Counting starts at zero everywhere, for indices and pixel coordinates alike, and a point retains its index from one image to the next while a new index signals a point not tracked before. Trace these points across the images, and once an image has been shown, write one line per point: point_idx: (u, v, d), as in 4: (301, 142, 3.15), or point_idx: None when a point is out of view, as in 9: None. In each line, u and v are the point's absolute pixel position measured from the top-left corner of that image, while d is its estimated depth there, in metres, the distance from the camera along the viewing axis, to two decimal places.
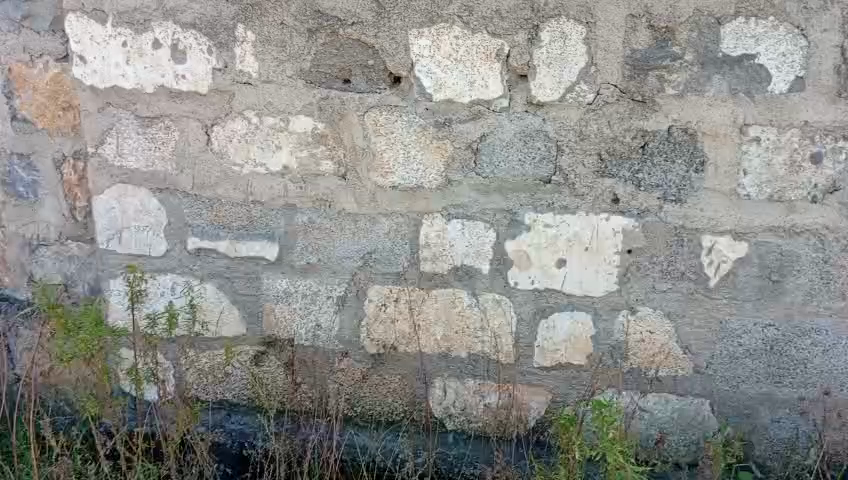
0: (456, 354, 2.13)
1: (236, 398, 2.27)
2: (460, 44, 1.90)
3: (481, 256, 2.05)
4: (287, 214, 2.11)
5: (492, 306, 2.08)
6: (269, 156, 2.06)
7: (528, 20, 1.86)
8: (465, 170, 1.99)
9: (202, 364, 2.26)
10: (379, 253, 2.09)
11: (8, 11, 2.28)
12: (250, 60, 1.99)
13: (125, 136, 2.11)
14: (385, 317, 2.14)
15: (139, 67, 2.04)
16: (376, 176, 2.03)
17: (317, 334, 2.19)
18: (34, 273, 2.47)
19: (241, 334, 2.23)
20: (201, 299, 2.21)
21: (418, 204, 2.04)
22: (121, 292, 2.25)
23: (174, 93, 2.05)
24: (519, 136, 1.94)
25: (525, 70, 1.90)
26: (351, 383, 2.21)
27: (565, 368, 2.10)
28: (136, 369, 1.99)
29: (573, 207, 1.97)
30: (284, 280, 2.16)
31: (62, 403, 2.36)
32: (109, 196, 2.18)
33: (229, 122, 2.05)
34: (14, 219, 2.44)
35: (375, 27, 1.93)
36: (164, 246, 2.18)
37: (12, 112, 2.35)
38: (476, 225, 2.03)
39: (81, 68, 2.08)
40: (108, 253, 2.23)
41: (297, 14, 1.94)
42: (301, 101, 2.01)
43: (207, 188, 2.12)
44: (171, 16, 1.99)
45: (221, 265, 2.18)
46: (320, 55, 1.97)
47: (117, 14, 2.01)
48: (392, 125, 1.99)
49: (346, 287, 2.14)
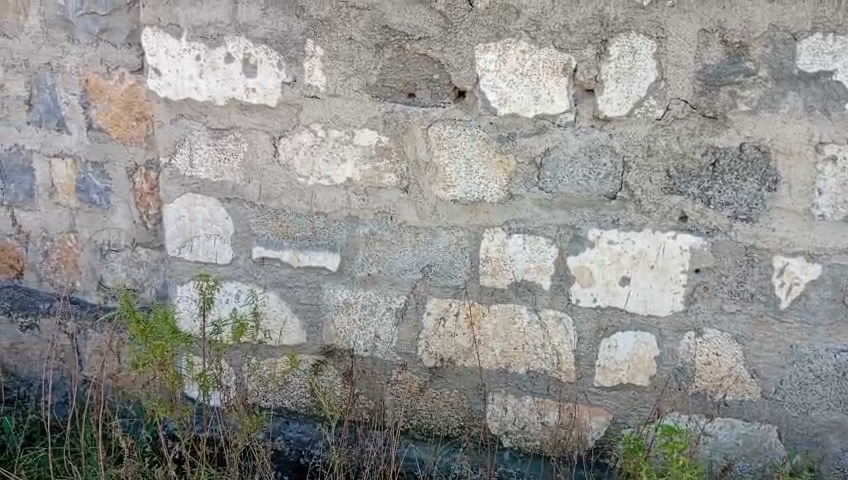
0: (515, 371, 2.11)
1: (294, 406, 2.30)
2: (527, 58, 1.89)
3: (542, 272, 2.03)
4: (349, 225, 2.13)
5: (553, 323, 2.05)
6: (334, 169, 2.09)
7: (597, 35, 1.84)
8: (528, 185, 1.98)
9: (263, 372, 2.30)
10: (439, 266, 2.09)
11: (87, 25, 2.36)
12: (319, 75, 2.03)
13: (196, 147, 2.18)
14: (443, 331, 2.14)
15: (211, 80, 2.09)
16: (438, 189, 2.04)
17: (376, 345, 2.20)
18: (104, 277, 2.57)
19: (301, 343, 2.26)
20: (264, 307, 2.26)
21: (480, 218, 2.04)
22: (188, 298, 2.30)
23: (244, 105, 2.10)
24: (585, 151, 1.93)
25: (592, 85, 1.88)
26: (408, 396, 2.21)
27: (626, 389, 2.05)
28: (204, 374, 2.04)
29: (639, 224, 1.94)
30: (344, 291, 2.19)
31: (128, 406, 2.43)
32: (179, 205, 2.24)
33: (296, 135, 2.09)
34: (87, 225, 2.54)
35: (442, 42, 1.94)
36: (230, 254, 2.24)
37: (89, 122, 2.45)
38: (538, 239, 2.01)
39: (156, 80, 2.15)
40: (176, 260, 2.29)
41: (365, 29, 1.97)
42: (366, 115, 2.04)
43: (273, 199, 2.16)
44: (244, 32, 2.04)
45: (284, 274, 2.21)
46: (386, 69, 2.00)
47: (192, 29, 2.08)
48: (456, 138, 1.99)
49: (405, 300, 2.14)
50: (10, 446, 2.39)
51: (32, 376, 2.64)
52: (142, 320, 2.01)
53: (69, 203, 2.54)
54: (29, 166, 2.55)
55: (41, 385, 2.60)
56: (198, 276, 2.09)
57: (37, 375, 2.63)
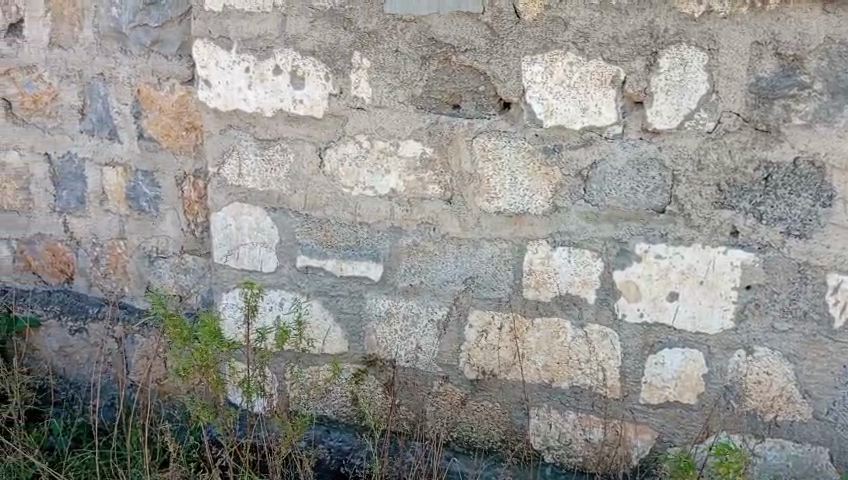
0: (558, 385, 2.09)
1: (335, 414, 2.31)
2: (574, 70, 1.88)
3: (587, 286, 2.00)
4: (392, 236, 2.14)
5: (597, 337, 2.03)
6: (378, 179, 2.10)
7: (647, 47, 1.82)
8: (574, 198, 1.96)
9: (305, 380, 2.31)
10: (482, 278, 2.09)
11: (139, 37, 2.42)
12: (365, 87, 2.04)
13: (243, 157, 2.21)
14: (486, 344, 2.12)
15: (259, 91, 2.13)
16: (482, 201, 2.03)
17: (418, 356, 2.20)
18: (151, 283, 2.62)
19: (343, 352, 2.27)
20: (308, 316, 2.27)
21: (524, 230, 2.02)
22: (234, 305, 2.33)
23: (291, 116, 2.13)
24: (633, 164, 1.90)
25: (641, 97, 1.86)
26: (449, 408, 2.20)
27: (672, 406, 2.01)
28: (248, 380, 2.07)
29: (688, 239, 1.90)
30: (386, 301, 2.19)
31: (173, 411, 2.47)
32: (226, 214, 2.28)
33: (341, 146, 2.11)
34: (136, 232, 2.60)
35: (488, 54, 1.94)
36: (275, 262, 2.26)
37: (140, 131, 2.51)
38: (583, 253, 1.99)
39: (206, 92, 2.19)
40: (222, 268, 2.32)
41: (412, 41, 1.98)
42: (411, 126, 2.04)
43: (318, 209, 2.18)
44: (292, 44, 2.07)
45: (327, 284, 2.23)
46: (432, 81, 2.00)
47: (242, 42, 2.11)
48: (501, 150, 1.98)
49: (447, 311, 2.14)
50: (58, 447, 2.46)
51: (81, 379, 2.70)
52: (180, 323, 2.07)
53: (119, 210, 2.60)
54: (81, 174, 2.62)
55: (90, 388, 2.67)
56: (243, 283, 2.13)
57: (85, 378, 2.69)
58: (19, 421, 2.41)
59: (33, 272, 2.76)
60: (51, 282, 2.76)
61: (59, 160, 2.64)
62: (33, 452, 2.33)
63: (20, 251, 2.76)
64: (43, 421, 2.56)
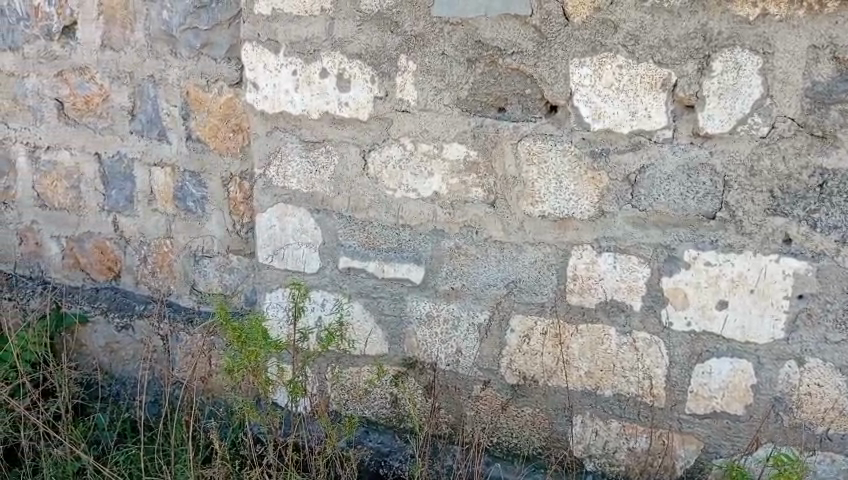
0: (601, 392, 2.07)
1: (375, 416, 2.32)
2: (623, 73, 1.85)
3: (633, 292, 1.98)
4: (435, 238, 2.13)
5: (643, 344, 2.00)
6: (421, 182, 2.10)
7: (699, 50, 1.79)
8: (620, 203, 1.94)
9: (345, 381, 2.33)
10: (525, 283, 2.07)
11: (189, 40, 2.46)
12: (410, 89, 2.04)
13: (289, 159, 2.23)
14: (527, 349, 2.11)
15: (306, 94, 2.14)
16: (526, 205, 2.01)
17: (459, 360, 2.19)
18: (197, 282, 2.66)
19: (384, 354, 2.27)
20: (349, 317, 2.28)
21: (568, 235, 2.00)
22: (278, 305, 2.36)
23: (337, 119, 2.14)
24: (683, 169, 1.87)
25: (692, 101, 1.82)
26: (490, 413, 2.19)
27: (719, 417, 1.97)
28: (295, 381, 2.10)
29: (738, 247, 1.86)
30: (427, 304, 2.19)
31: (216, 410, 2.50)
32: (271, 214, 2.30)
33: (386, 148, 2.11)
34: (182, 231, 2.64)
35: (535, 56, 1.93)
36: (318, 263, 2.28)
37: (188, 133, 2.55)
38: (630, 258, 1.96)
39: (254, 94, 2.21)
40: (266, 268, 2.35)
41: (459, 43, 1.98)
42: (456, 130, 2.03)
43: (361, 210, 2.19)
44: (339, 47, 2.08)
45: (369, 285, 2.24)
46: (478, 84, 2.00)
47: (290, 45, 2.13)
48: (546, 154, 1.97)
49: (489, 315, 2.13)
50: (104, 442, 2.51)
51: (126, 375, 2.76)
52: (236, 326, 2.08)
53: (166, 210, 2.65)
54: (130, 174, 2.67)
55: (135, 384, 2.72)
56: (291, 285, 2.18)
57: (130, 374, 2.75)
58: (66, 416, 2.47)
59: (82, 269, 2.84)
60: (98, 279, 2.82)
61: (109, 160, 2.70)
62: (79, 446, 2.39)
63: (70, 248, 2.84)
64: (89, 416, 2.62)
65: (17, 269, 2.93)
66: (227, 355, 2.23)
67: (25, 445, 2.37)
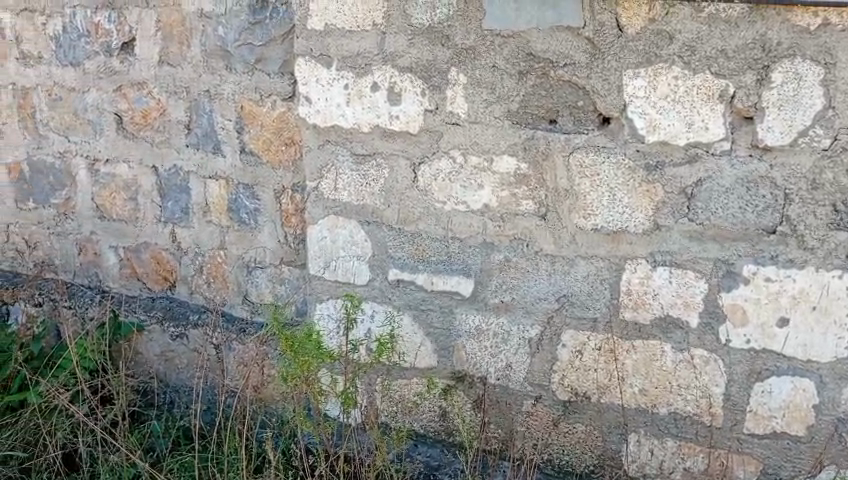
0: (656, 411, 2.02)
1: (424, 429, 2.31)
2: (679, 84, 1.81)
3: (690, 307, 1.93)
4: (484, 251, 2.12)
5: (700, 362, 1.95)
6: (471, 194, 2.09)
7: (758, 60, 1.75)
8: (677, 216, 1.89)
9: (394, 393, 2.33)
10: (576, 297, 2.04)
11: (244, 55, 2.51)
12: (460, 102, 2.04)
13: (340, 172, 2.25)
14: (580, 365, 2.08)
15: (357, 107, 2.16)
16: (578, 217, 1.99)
17: (509, 374, 2.17)
18: (249, 292, 2.70)
19: (433, 367, 2.27)
20: (399, 330, 2.28)
21: (622, 248, 1.96)
22: (329, 316, 2.37)
23: (387, 132, 2.15)
24: (741, 182, 1.82)
25: (750, 112, 1.78)
26: (541, 429, 2.16)
27: (779, 438, 1.91)
28: (347, 392, 2.12)
29: (800, 262, 1.81)
30: (477, 317, 2.18)
31: (268, 419, 2.54)
32: (322, 226, 2.32)
33: (435, 161, 2.11)
34: (235, 242, 2.69)
35: (588, 68, 1.90)
36: (367, 275, 2.29)
37: (242, 146, 2.60)
38: (686, 273, 1.91)
39: (306, 108, 2.24)
40: (317, 279, 2.37)
41: (510, 56, 1.96)
42: (506, 142, 2.02)
43: (410, 223, 2.19)
44: (391, 61, 2.09)
45: (418, 297, 2.23)
46: (529, 96, 1.98)
47: (342, 59, 2.15)
48: (599, 167, 1.94)
49: (540, 329, 2.10)
50: (158, 449, 2.57)
51: (180, 383, 2.81)
52: (290, 335, 2.12)
53: (220, 222, 2.70)
54: (186, 186, 2.74)
55: (189, 392, 2.78)
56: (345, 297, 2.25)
57: (184, 382, 2.80)
58: (123, 423, 2.55)
59: (139, 279, 2.92)
60: (154, 288, 2.90)
61: (165, 173, 2.77)
62: (135, 452, 2.45)
63: (127, 258, 2.93)
64: (145, 423, 2.68)
65: (76, 278, 3.06)
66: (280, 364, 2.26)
67: (82, 451, 2.45)
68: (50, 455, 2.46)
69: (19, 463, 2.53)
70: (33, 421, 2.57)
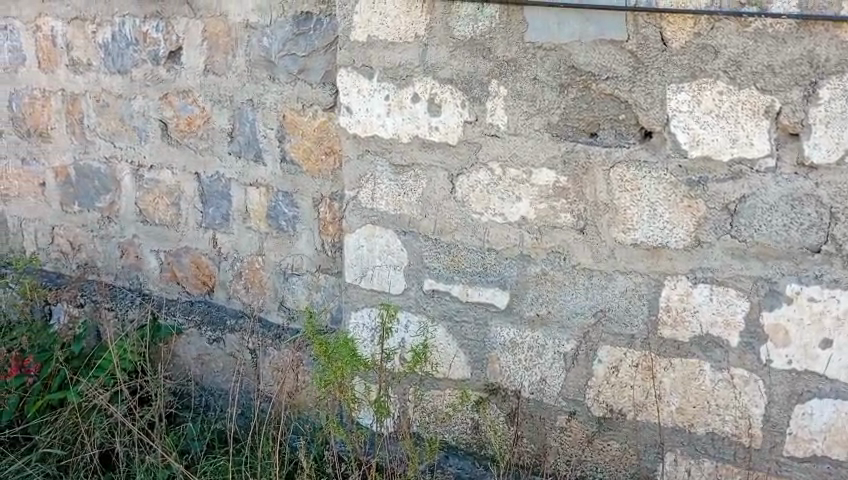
0: (694, 430, 1.99)
1: (455, 440, 2.31)
2: (724, 99, 1.79)
3: (731, 326, 1.90)
4: (521, 263, 2.11)
5: (740, 381, 1.92)
6: (509, 206, 2.09)
7: (805, 76, 1.72)
8: (719, 232, 1.87)
9: (427, 403, 2.33)
10: (614, 312, 2.02)
11: (287, 65, 2.54)
12: (500, 114, 2.04)
13: (378, 181, 2.27)
14: (616, 381, 2.06)
15: (397, 118, 2.18)
16: (617, 231, 1.97)
17: (543, 388, 2.16)
18: (286, 298, 2.73)
19: (466, 378, 2.26)
20: (433, 340, 2.28)
21: (662, 264, 1.94)
22: (364, 324, 2.39)
23: (426, 143, 2.16)
24: (786, 200, 1.80)
25: (797, 129, 1.75)
26: (575, 445, 2.15)
27: (820, 461, 1.88)
28: (379, 400, 2.17)
29: (845, 282, 1.78)
30: (512, 330, 2.17)
31: (302, 425, 2.56)
32: (359, 235, 2.33)
33: (474, 173, 2.12)
34: (274, 249, 2.72)
35: (631, 82, 1.88)
36: (402, 284, 2.29)
37: (283, 154, 2.63)
38: (727, 291, 1.89)
39: (347, 118, 2.25)
40: (353, 287, 2.38)
41: (551, 69, 1.96)
42: (545, 154, 2.01)
43: (447, 233, 2.19)
44: (431, 73, 2.10)
45: (453, 308, 2.23)
46: (570, 109, 1.97)
47: (384, 70, 2.16)
48: (640, 181, 1.92)
49: (575, 344, 2.09)
50: (193, 451, 2.60)
51: (216, 387, 2.85)
52: (324, 341, 2.14)
53: (260, 228, 2.74)
54: (227, 193, 2.78)
55: (224, 396, 2.82)
56: (381, 306, 2.26)
57: (220, 386, 2.84)
58: (159, 424, 2.59)
59: (178, 282, 2.98)
60: (193, 292, 2.95)
61: (207, 179, 2.81)
62: (170, 453, 2.49)
63: (168, 262, 2.99)
64: (181, 425, 2.72)
65: (118, 281, 3.14)
66: (314, 371, 2.28)
67: (119, 450, 2.49)
68: (87, 453, 2.51)
69: (58, 460, 2.60)
70: (71, 420, 2.62)
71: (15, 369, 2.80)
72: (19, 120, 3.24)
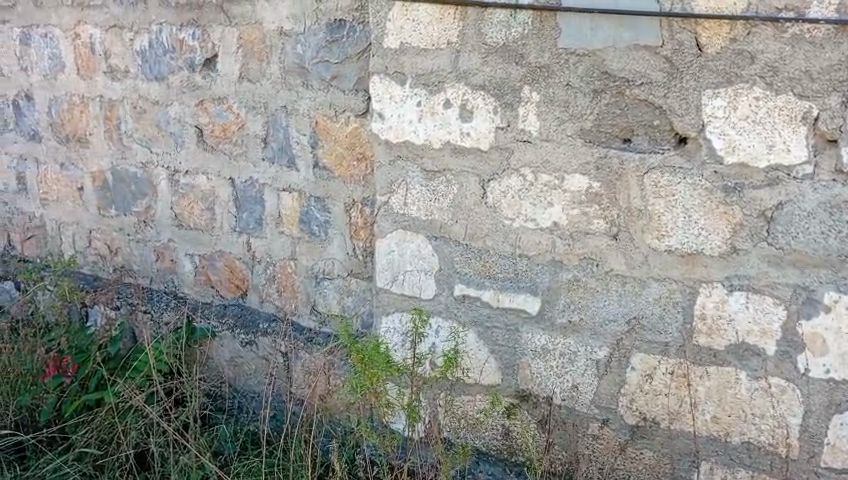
0: (729, 439, 1.97)
1: (485, 446, 2.31)
2: (760, 105, 1.77)
3: (767, 335, 1.87)
4: (552, 269, 2.10)
5: (776, 390, 1.89)
6: (540, 212, 2.08)
7: (845, 82, 1.69)
8: (755, 239, 1.84)
9: (457, 409, 2.33)
10: (648, 320, 2.00)
11: (320, 72, 2.56)
12: (533, 119, 2.04)
13: (410, 187, 2.28)
14: (650, 389, 2.04)
15: (429, 124, 2.18)
16: (651, 237, 1.95)
17: (574, 395, 2.15)
18: (317, 302, 2.76)
19: (498, 384, 2.26)
20: (464, 346, 2.28)
21: (697, 271, 1.92)
22: (395, 329, 2.40)
23: (458, 149, 2.16)
24: (824, 207, 1.77)
25: (835, 135, 1.72)
26: (607, 454, 2.13)
27: None
28: (412, 405, 2.19)
29: None
30: (543, 336, 2.16)
31: (334, 428, 2.59)
32: (390, 240, 2.35)
33: (505, 178, 2.11)
34: (306, 254, 2.75)
35: (665, 87, 1.87)
36: (433, 289, 2.30)
37: (316, 160, 2.66)
38: (763, 299, 1.86)
39: (379, 124, 2.27)
40: (384, 292, 2.39)
41: (584, 74, 1.95)
42: (578, 160, 2.01)
43: (478, 239, 2.19)
44: (463, 79, 2.10)
45: (484, 314, 2.23)
46: (603, 114, 1.96)
47: (416, 77, 2.17)
48: (675, 187, 1.90)
49: (607, 351, 2.07)
50: (227, 452, 2.64)
51: (249, 389, 2.89)
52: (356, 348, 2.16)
53: (292, 233, 2.77)
54: (261, 198, 2.82)
55: (257, 399, 2.85)
56: (412, 311, 2.27)
57: (252, 388, 2.88)
58: (194, 425, 2.63)
59: (212, 286, 3.03)
60: (227, 296, 2.99)
61: (242, 185, 2.85)
62: (204, 454, 2.53)
63: (202, 266, 3.03)
64: (214, 426, 2.76)
65: (153, 283, 3.20)
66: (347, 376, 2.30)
67: (155, 451, 2.53)
68: (123, 453, 2.56)
69: (94, 460, 2.64)
70: (107, 420, 2.68)
71: (53, 369, 2.93)
72: (59, 126, 3.33)
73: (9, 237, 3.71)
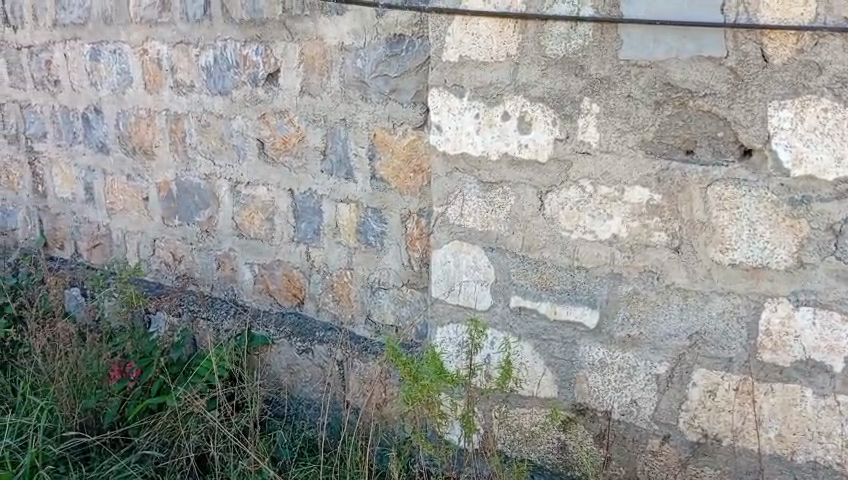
0: (794, 458, 1.92)
1: (541, 460, 2.29)
2: (829, 117, 1.74)
3: (835, 351, 1.83)
4: (612, 282, 2.08)
5: (844, 409, 1.84)
6: (599, 224, 2.07)
7: None
8: (823, 253, 1.80)
9: (512, 421, 2.32)
10: (711, 335, 1.96)
11: (379, 86, 2.60)
12: (592, 131, 2.03)
13: (467, 199, 2.29)
14: (712, 405, 2.00)
15: (487, 136, 2.19)
16: (714, 250, 1.91)
17: (632, 410, 2.12)
18: (373, 312, 2.79)
19: (554, 398, 2.24)
20: (518, 357, 2.28)
21: (762, 286, 1.88)
22: (450, 339, 2.41)
23: (516, 160, 2.17)
24: None
25: None
26: (667, 471, 2.09)
27: None
28: (468, 415, 2.21)
29: None
30: (601, 350, 2.14)
31: (389, 436, 2.61)
32: (446, 251, 2.36)
33: (563, 190, 2.11)
34: (362, 264, 2.79)
35: (730, 99, 1.84)
36: (489, 300, 2.30)
37: (373, 172, 2.70)
38: (831, 315, 1.82)
39: (437, 136, 2.29)
40: (440, 302, 2.41)
41: (646, 86, 1.93)
42: (639, 172, 1.99)
43: (535, 250, 2.19)
44: (522, 91, 2.11)
45: (540, 326, 2.22)
46: (665, 126, 1.94)
47: (474, 89, 2.19)
48: (739, 199, 1.87)
49: (668, 366, 2.04)
50: (284, 458, 2.69)
51: (304, 396, 2.93)
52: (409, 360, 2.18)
53: (349, 243, 2.81)
54: (319, 208, 2.87)
55: (312, 406, 2.89)
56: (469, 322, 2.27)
57: (308, 395, 2.92)
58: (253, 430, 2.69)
59: (271, 294, 3.10)
60: (285, 304, 3.06)
61: (301, 196, 2.91)
62: (263, 459, 2.57)
63: (262, 275, 3.11)
64: (273, 432, 2.81)
65: (215, 291, 3.29)
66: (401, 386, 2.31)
67: (216, 455, 2.59)
68: (185, 457, 2.63)
69: (155, 463, 2.72)
70: (169, 423, 2.75)
71: (117, 373, 3.03)
72: (126, 138, 3.47)
73: (77, 244, 3.87)
